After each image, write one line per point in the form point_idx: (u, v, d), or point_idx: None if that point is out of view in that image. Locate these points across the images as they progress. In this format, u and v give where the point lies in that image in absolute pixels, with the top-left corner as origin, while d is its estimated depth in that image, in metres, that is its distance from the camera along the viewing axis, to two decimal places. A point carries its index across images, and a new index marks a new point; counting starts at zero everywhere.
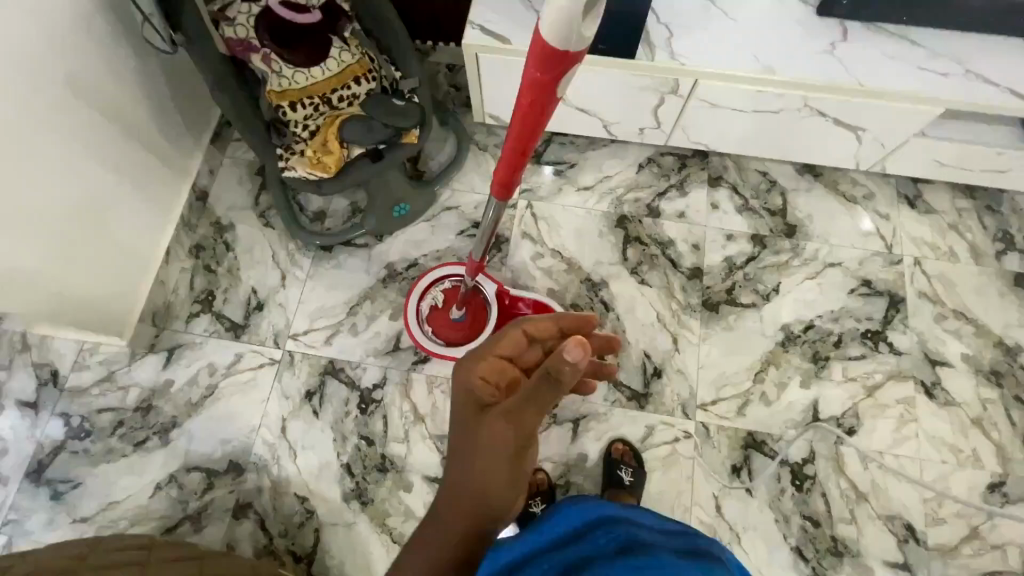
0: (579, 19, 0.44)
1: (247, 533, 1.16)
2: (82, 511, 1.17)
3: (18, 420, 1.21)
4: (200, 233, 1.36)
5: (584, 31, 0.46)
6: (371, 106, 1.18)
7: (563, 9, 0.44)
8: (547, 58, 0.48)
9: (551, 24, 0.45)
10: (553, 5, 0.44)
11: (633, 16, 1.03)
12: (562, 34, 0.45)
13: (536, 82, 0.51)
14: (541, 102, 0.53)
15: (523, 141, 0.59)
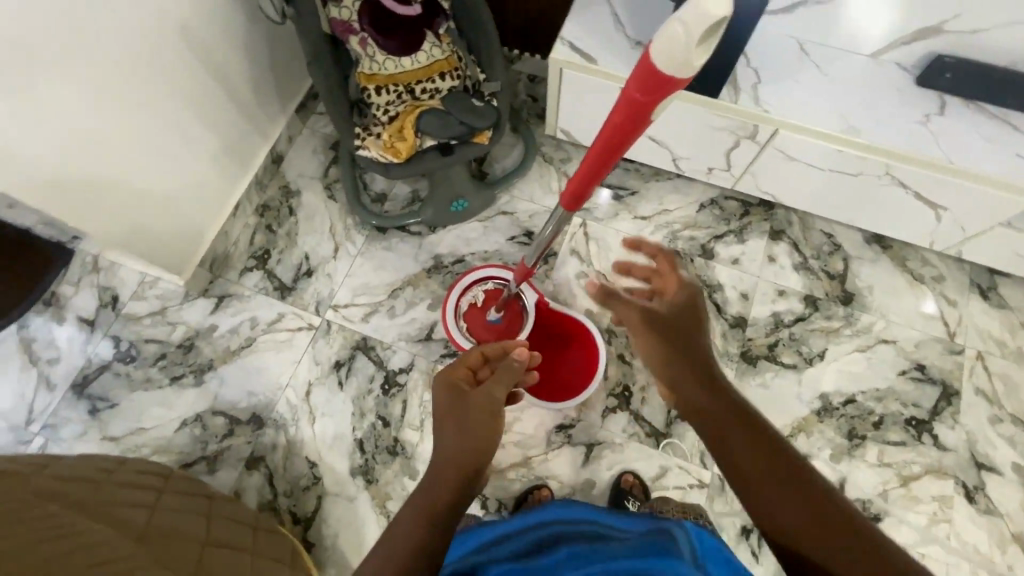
0: (692, 48, 0.44)
1: (255, 485, 1.20)
2: (112, 431, 1.24)
3: (75, 333, 1.31)
4: (269, 194, 1.44)
5: (695, 61, 0.46)
6: (451, 103, 1.22)
7: (678, 39, 0.44)
8: (649, 82, 0.49)
9: (660, 50, 0.46)
10: (668, 33, 0.44)
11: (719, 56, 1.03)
12: (670, 59, 0.45)
13: (632, 102, 0.52)
14: (633, 122, 0.54)
15: (607, 155, 0.59)
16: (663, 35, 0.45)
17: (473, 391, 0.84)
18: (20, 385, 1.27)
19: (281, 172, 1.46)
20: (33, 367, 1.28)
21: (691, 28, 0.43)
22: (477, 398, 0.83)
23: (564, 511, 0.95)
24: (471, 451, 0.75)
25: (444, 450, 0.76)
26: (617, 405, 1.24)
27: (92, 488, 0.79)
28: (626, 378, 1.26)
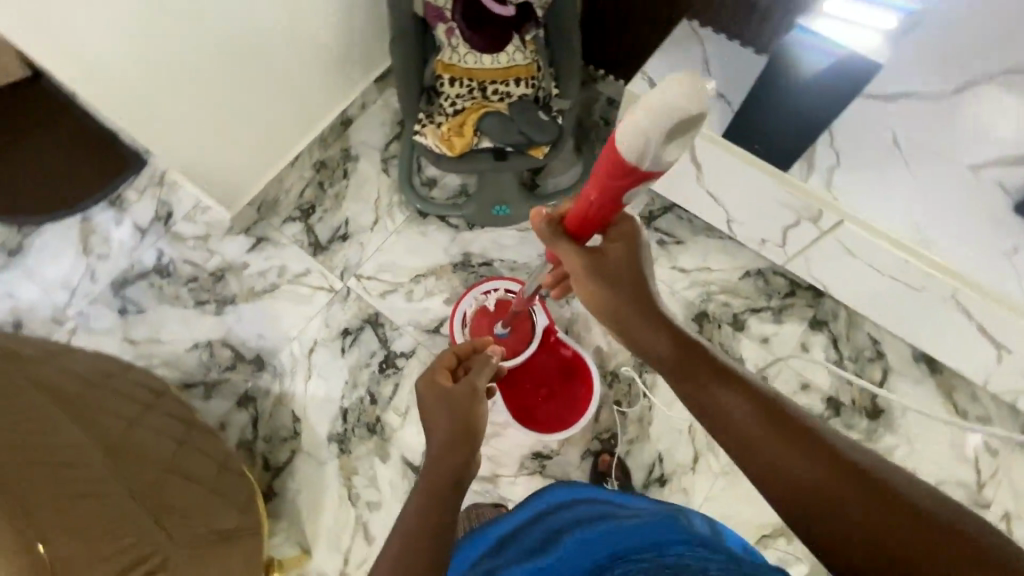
0: (658, 138, 0.48)
1: (240, 422, 1.26)
2: (133, 335, 1.33)
3: (126, 237, 1.41)
4: (329, 153, 1.48)
5: (670, 147, 0.50)
6: (518, 111, 1.22)
7: (652, 131, 0.48)
8: (624, 165, 0.51)
9: (625, 137, 0.49)
10: (632, 121, 0.48)
11: (798, 132, 0.99)
12: (636, 146, 0.49)
13: (604, 183, 0.55)
14: (613, 197, 0.56)
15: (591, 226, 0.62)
16: (628, 125, 0.49)
17: (454, 395, 0.73)
18: (69, 270, 1.38)
19: (346, 135, 1.50)
20: (85, 258, 1.39)
21: (670, 115, 0.47)
22: (461, 390, 0.73)
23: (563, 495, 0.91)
24: (457, 448, 0.68)
25: (433, 455, 0.69)
26: (600, 449, 1.22)
27: (84, 391, 0.84)
28: (617, 425, 1.23)
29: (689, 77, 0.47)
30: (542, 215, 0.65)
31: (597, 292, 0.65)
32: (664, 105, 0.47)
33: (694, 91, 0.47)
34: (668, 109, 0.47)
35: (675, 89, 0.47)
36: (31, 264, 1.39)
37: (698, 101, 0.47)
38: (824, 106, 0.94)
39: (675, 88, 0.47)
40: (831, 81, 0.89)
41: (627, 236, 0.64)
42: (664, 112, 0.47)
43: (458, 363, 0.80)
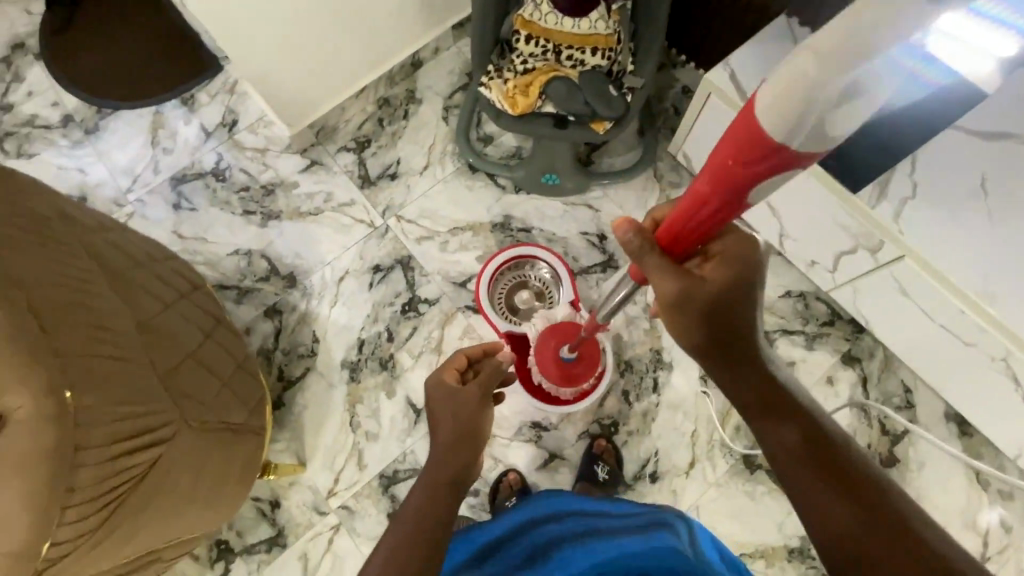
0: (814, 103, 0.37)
1: (264, 331, 1.32)
2: (182, 229, 1.40)
3: (192, 136, 1.47)
4: (394, 92, 1.49)
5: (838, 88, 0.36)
6: (587, 81, 1.18)
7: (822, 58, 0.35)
8: (764, 145, 0.40)
9: (767, 109, 0.38)
10: (777, 86, 0.37)
11: (867, 158, 0.96)
12: (782, 120, 0.38)
13: (731, 173, 0.44)
14: (753, 170, 0.43)
15: (711, 221, 0.50)
16: (775, 85, 0.37)
17: (461, 397, 0.78)
18: (135, 158, 1.45)
19: (413, 77, 1.50)
20: (151, 149, 1.46)
21: (855, 50, 0.34)
22: (471, 393, 0.79)
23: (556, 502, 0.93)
24: (464, 442, 0.75)
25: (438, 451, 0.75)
26: (598, 433, 1.22)
27: (129, 267, 0.88)
28: (620, 414, 1.23)
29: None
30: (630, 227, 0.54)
31: (690, 321, 0.54)
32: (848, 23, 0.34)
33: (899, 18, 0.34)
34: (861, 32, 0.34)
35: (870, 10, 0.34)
36: (103, 145, 1.46)
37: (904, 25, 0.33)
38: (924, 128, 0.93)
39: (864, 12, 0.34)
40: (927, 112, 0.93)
41: (731, 255, 0.54)
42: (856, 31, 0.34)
43: (468, 365, 0.86)
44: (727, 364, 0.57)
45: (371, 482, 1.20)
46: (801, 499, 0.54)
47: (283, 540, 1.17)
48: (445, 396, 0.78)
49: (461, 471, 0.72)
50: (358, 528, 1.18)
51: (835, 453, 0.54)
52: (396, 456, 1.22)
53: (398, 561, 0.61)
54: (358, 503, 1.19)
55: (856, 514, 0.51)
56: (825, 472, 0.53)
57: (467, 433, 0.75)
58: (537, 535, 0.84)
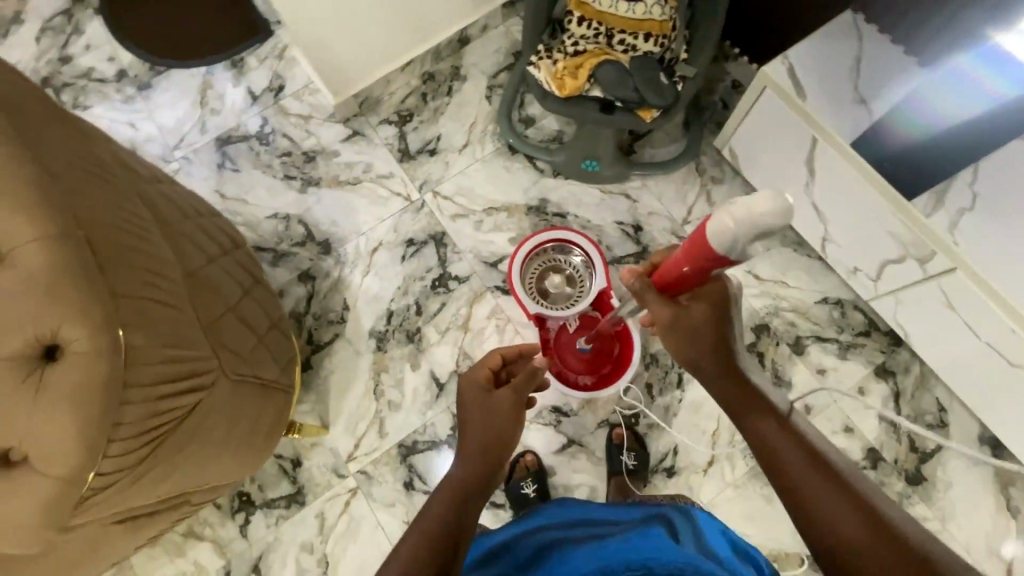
0: (740, 237, 0.49)
1: (296, 295, 1.34)
2: (224, 189, 1.43)
3: (240, 99, 1.49)
4: (440, 67, 1.49)
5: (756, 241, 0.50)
6: (637, 67, 1.15)
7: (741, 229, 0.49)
8: (711, 253, 0.52)
9: (712, 234, 0.51)
10: (716, 223, 0.50)
11: (926, 164, 0.94)
12: (721, 244, 0.50)
13: (692, 265, 0.56)
14: (705, 273, 0.56)
15: (683, 285, 0.60)
16: (714, 223, 0.50)
17: (493, 400, 0.77)
18: (184, 117, 1.49)
19: (459, 54, 1.50)
20: (200, 109, 1.49)
21: (755, 223, 0.48)
22: (503, 397, 0.77)
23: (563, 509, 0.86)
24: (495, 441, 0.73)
25: (466, 449, 0.72)
26: (618, 423, 1.22)
27: (178, 219, 0.91)
28: (642, 406, 1.22)
29: (779, 193, 0.48)
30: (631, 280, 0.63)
31: (678, 344, 0.60)
32: (753, 210, 0.48)
33: (783, 203, 0.47)
34: (766, 215, 0.47)
35: (765, 200, 0.47)
36: (154, 102, 1.50)
37: (781, 215, 0.47)
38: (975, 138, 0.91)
39: (759, 202, 0.48)
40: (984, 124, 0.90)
41: (714, 295, 0.59)
42: (763, 215, 0.47)
43: (502, 366, 0.85)
44: (719, 380, 0.60)
45: (391, 450, 1.22)
46: (806, 514, 0.52)
47: (302, 498, 1.20)
48: (478, 395, 0.77)
49: (487, 473, 0.69)
50: (375, 494, 1.20)
51: (839, 469, 0.54)
52: (416, 427, 1.24)
53: (426, 542, 0.57)
54: (376, 469, 1.21)
55: (846, 509, 0.50)
56: (828, 482, 0.52)
57: (494, 435, 0.73)
58: (540, 539, 0.76)
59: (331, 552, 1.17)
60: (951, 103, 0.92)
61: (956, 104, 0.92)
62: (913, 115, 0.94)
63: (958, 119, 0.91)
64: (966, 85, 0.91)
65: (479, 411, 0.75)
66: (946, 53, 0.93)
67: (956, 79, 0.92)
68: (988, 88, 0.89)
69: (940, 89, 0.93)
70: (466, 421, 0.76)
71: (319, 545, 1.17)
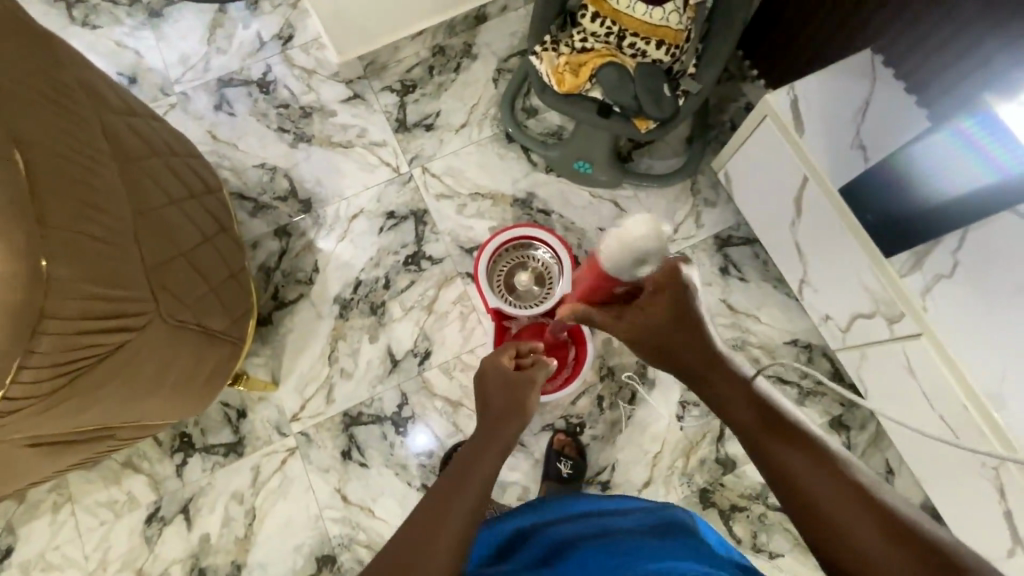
0: (621, 258, 0.59)
1: (269, 249, 1.34)
2: (216, 131, 1.41)
3: (248, 43, 1.47)
4: (451, 41, 1.45)
5: (638, 268, 0.60)
6: (643, 74, 1.12)
7: (637, 258, 0.58)
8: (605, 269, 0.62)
9: (604, 254, 0.61)
10: (606, 244, 0.60)
11: (908, 223, 0.90)
12: (609, 261, 0.60)
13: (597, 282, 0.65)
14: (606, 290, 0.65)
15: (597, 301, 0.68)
16: (605, 246, 0.61)
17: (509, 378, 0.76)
18: (190, 52, 1.47)
19: (474, 31, 1.46)
20: (207, 47, 1.47)
21: (632, 246, 0.57)
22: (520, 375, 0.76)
23: (565, 501, 0.76)
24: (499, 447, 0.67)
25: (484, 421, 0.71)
26: (561, 429, 1.21)
27: (145, 155, 0.90)
28: (589, 416, 1.22)
29: (651, 219, 0.58)
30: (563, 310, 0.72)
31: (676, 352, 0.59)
32: (641, 240, 0.57)
33: (656, 232, 0.57)
34: (651, 247, 0.57)
35: (641, 226, 0.57)
36: (163, 32, 1.48)
37: (649, 240, 0.57)
38: (978, 210, 0.81)
39: (636, 228, 0.58)
40: (990, 197, 0.79)
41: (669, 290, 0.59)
42: (645, 246, 0.57)
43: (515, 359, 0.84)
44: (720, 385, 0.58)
45: (334, 418, 1.23)
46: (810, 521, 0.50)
47: (241, 449, 1.21)
48: (496, 373, 0.77)
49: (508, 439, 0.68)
50: (312, 457, 1.21)
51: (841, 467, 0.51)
52: (363, 399, 1.24)
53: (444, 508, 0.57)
54: (317, 433, 1.22)
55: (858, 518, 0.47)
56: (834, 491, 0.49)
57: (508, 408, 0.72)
58: (546, 535, 0.69)
59: (260, 505, 1.19)
60: (955, 170, 0.82)
61: (954, 170, 0.82)
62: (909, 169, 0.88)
63: (960, 190, 0.82)
64: (972, 150, 0.80)
65: (495, 389, 0.74)
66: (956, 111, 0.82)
67: (961, 143, 0.81)
68: (993, 158, 0.78)
69: (943, 150, 0.83)
70: (484, 397, 0.75)
71: (249, 497, 1.19)
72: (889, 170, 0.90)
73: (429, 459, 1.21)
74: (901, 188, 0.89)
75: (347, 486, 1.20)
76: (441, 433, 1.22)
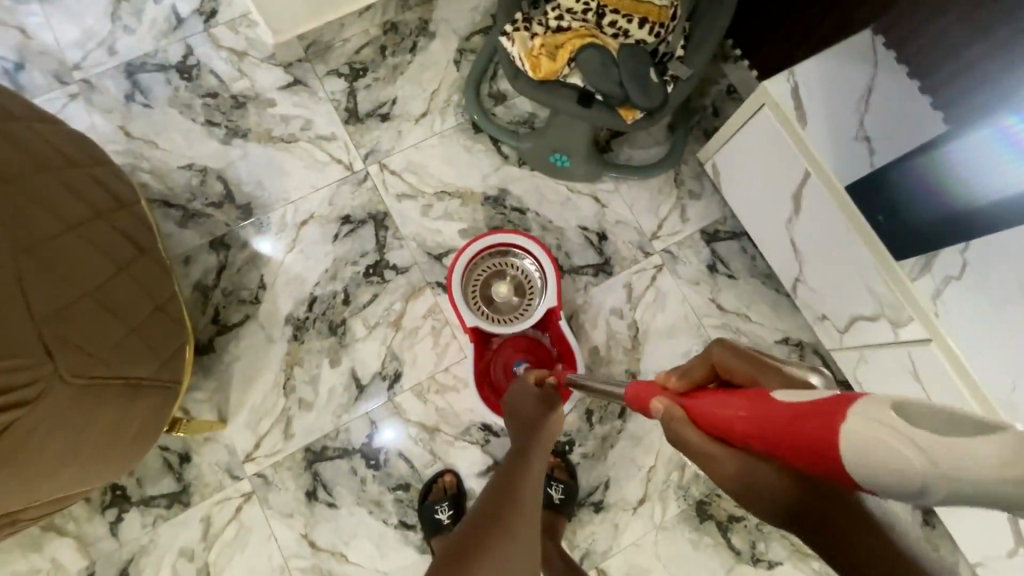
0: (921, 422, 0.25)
1: (205, 264, 1.15)
2: (130, 126, 1.20)
3: (162, 20, 1.25)
4: (404, 18, 1.28)
5: (896, 464, 0.25)
6: (626, 57, 0.99)
7: (904, 462, 0.25)
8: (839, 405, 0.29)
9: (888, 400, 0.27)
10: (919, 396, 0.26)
11: (916, 227, 0.86)
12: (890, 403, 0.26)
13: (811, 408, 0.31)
14: (794, 428, 0.31)
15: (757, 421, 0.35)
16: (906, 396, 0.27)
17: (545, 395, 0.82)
18: (90, 31, 1.23)
19: (430, 5, 1.29)
20: (111, 24, 1.24)
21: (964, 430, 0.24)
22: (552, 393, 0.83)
23: None
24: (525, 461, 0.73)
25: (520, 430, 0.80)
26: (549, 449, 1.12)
27: (28, 169, 0.71)
28: (578, 434, 1.13)
29: None
30: (660, 405, 0.47)
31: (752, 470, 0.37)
32: (962, 443, 0.23)
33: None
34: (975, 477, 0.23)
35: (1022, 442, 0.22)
36: (54, 6, 1.23)
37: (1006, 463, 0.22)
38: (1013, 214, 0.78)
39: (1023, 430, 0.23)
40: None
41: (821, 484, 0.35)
42: (955, 464, 0.23)
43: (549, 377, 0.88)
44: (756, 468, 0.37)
45: (295, 455, 1.09)
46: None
47: (187, 498, 1.06)
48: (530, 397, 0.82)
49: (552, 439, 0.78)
50: (272, 501, 1.07)
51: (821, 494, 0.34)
52: (327, 431, 1.10)
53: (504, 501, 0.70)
54: (276, 474, 1.08)
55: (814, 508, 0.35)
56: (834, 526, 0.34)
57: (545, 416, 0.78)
58: None
59: (214, 560, 1.05)
60: (994, 171, 0.78)
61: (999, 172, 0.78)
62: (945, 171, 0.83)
63: (1000, 194, 0.78)
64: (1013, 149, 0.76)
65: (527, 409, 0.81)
66: (996, 105, 0.76)
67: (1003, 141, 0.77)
68: None
69: (984, 149, 0.79)
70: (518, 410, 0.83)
71: (200, 552, 1.05)
72: (916, 173, 0.84)
73: (406, 491, 1.10)
74: (932, 190, 0.84)
75: (315, 531, 1.07)
76: (418, 463, 1.11)
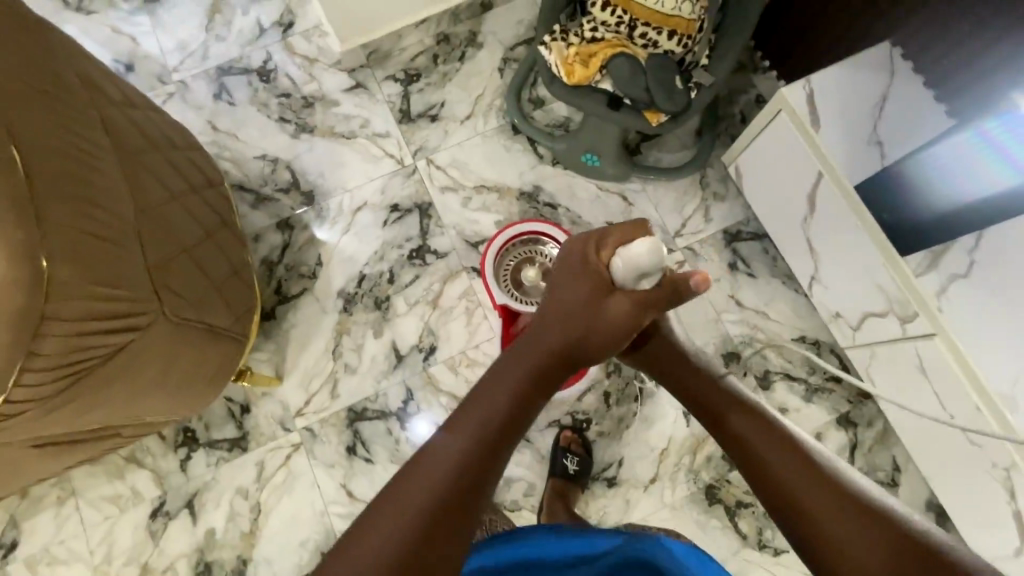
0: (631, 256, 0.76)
1: (272, 241, 1.31)
2: (216, 121, 1.38)
3: (247, 31, 1.43)
4: (456, 29, 1.42)
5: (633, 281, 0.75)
6: (655, 65, 1.09)
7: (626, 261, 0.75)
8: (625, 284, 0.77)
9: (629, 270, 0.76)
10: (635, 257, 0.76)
11: (919, 226, 0.90)
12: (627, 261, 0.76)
13: None
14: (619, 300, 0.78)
15: None
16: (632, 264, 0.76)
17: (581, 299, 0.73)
18: (188, 39, 1.43)
19: (479, 18, 1.42)
20: (205, 33, 1.43)
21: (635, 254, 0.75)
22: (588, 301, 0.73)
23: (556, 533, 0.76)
24: (517, 407, 0.65)
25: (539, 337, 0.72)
26: (567, 425, 1.21)
27: (143, 148, 0.87)
28: (595, 413, 1.21)
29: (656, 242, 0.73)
30: None
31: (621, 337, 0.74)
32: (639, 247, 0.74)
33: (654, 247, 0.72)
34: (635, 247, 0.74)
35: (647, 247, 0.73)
36: (161, 18, 1.44)
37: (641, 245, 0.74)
38: (1002, 210, 0.84)
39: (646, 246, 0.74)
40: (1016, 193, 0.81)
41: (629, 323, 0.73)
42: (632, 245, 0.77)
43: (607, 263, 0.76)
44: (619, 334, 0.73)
45: (339, 413, 1.22)
46: (556, 374, 0.71)
47: (245, 444, 1.21)
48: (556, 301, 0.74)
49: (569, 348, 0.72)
50: (317, 453, 1.21)
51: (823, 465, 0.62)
52: (368, 394, 1.23)
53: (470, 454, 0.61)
54: (322, 429, 1.22)
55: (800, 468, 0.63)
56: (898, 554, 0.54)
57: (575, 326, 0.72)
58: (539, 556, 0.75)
59: (265, 500, 1.18)
60: (974, 172, 0.85)
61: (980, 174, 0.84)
62: (933, 175, 0.88)
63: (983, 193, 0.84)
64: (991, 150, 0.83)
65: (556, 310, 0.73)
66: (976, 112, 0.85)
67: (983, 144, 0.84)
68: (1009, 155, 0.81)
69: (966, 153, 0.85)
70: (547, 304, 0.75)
71: (254, 492, 1.19)
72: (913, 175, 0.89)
73: None
74: (927, 193, 0.89)
75: (353, 482, 1.19)
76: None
